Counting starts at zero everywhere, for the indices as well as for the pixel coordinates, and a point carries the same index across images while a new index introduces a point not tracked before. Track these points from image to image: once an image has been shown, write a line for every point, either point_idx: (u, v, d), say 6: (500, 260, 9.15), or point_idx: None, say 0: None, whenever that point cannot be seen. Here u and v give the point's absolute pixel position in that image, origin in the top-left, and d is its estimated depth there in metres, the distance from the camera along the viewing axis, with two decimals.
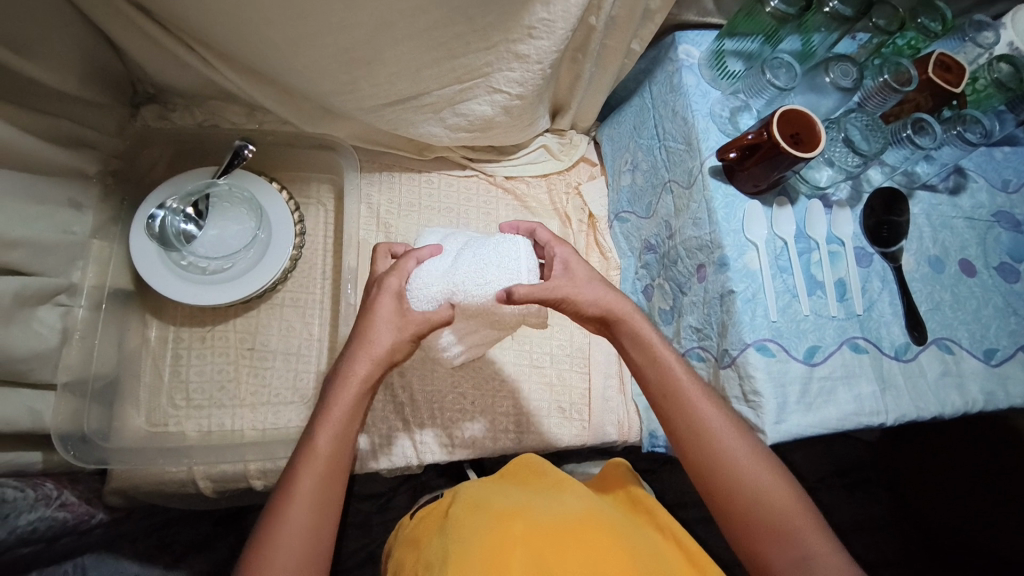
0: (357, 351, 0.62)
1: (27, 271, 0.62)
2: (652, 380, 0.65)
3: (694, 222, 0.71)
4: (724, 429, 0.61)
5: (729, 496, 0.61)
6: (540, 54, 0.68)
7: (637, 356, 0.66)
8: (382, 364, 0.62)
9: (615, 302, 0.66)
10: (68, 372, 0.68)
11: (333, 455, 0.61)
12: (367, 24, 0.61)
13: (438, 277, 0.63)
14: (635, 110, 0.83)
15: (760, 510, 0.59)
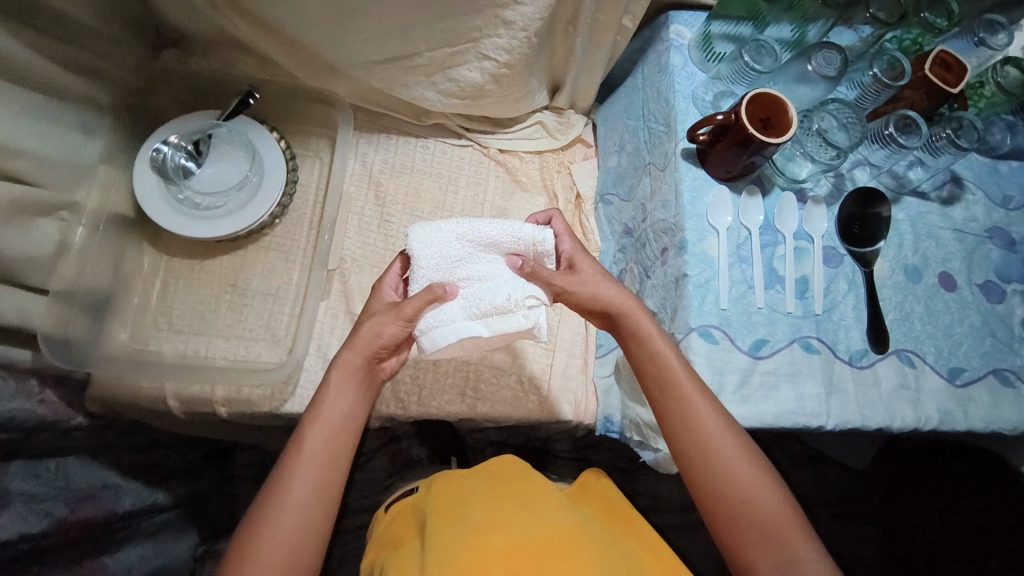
0: (353, 344, 0.67)
1: (30, 182, 0.68)
2: (652, 376, 0.61)
3: (665, 205, 0.70)
4: (719, 431, 0.58)
5: (720, 503, 0.59)
6: (525, 21, 0.69)
7: (637, 353, 0.62)
8: (368, 349, 0.67)
9: (619, 295, 0.65)
10: (61, 282, 0.74)
11: (330, 433, 0.64)
12: None
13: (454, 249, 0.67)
14: (628, 91, 0.83)
15: (747, 513, 0.57)
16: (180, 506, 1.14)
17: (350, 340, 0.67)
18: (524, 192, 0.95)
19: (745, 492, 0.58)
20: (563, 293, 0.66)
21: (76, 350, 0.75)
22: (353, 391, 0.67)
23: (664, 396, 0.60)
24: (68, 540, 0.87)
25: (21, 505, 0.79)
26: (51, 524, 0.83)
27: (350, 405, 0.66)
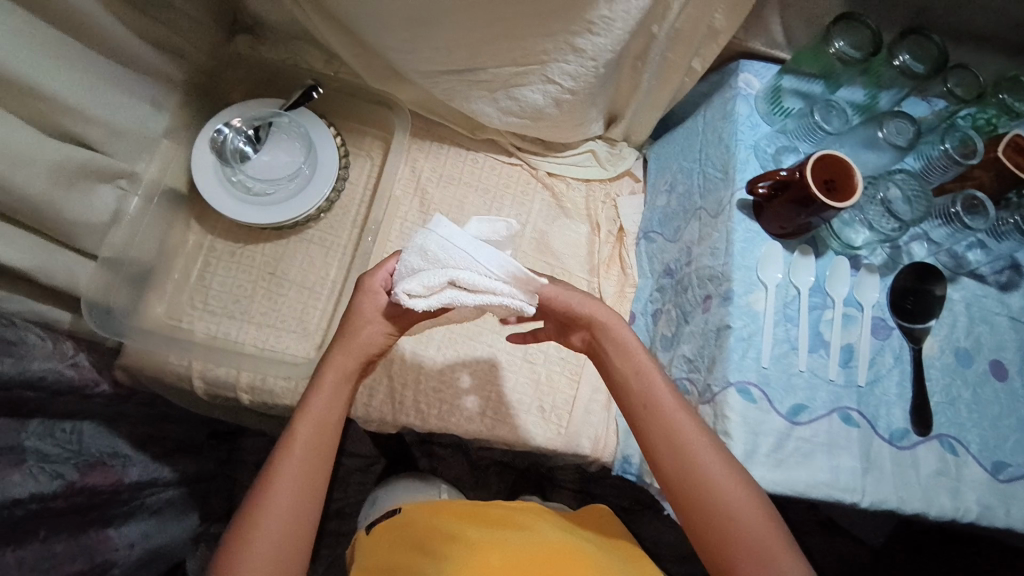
0: (347, 348, 0.65)
1: (96, 148, 0.70)
2: (635, 390, 0.59)
3: (713, 252, 0.69)
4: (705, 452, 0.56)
5: (713, 537, 0.55)
6: (597, 51, 0.69)
7: (622, 366, 0.60)
8: (357, 355, 0.65)
9: (601, 307, 0.61)
10: (111, 249, 0.76)
11: (316, 439, 0.62)
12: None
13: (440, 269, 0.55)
14: (686, 133, 0.82)
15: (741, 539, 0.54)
16: (183, 482, 1.15)
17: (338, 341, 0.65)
18: (568, 218, 0.95)
19: (740, 521, 0.54)
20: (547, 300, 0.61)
21: (115, 318, 0.77)
22: (340, 392, 0.65)
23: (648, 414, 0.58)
24: (75, 505, 0.86)
25: (34, 462, 0.79)
26: (62, 486, 0.82)
27: (336, 409, 0.64)
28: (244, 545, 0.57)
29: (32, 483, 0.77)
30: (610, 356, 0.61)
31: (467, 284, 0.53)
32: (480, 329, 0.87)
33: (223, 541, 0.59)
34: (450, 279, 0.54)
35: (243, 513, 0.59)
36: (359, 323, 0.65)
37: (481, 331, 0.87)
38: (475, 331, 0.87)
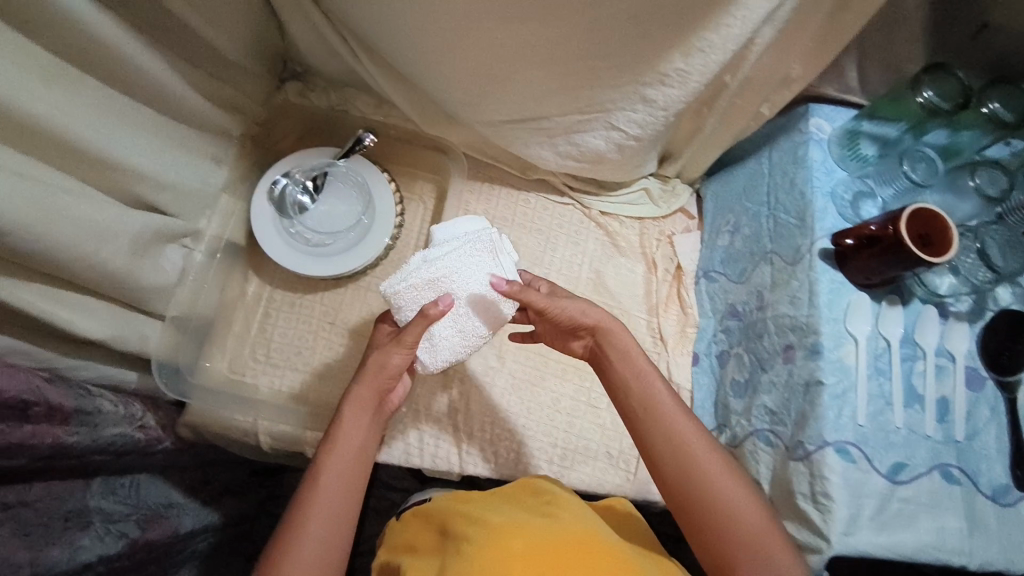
0: (365, 378, 0.70)
1: (165, 210, 0.70)
2: (635, 392, 0.66)
3: (793, 300, 0.68)
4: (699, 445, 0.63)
5: (707, 527, 0.60)
6: (668, 101, 0.68)
7: (622, 371, 0.68)
8: (380, 379, 0.69)
9: (603, 315, 0.70)
10: (177, 307, 0.75)
11: (349, 463, 0.67)
12: (512, 45, 0.64)
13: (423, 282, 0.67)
14: (749, 173, 0.81)
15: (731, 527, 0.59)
16: (230, 526, 1.13)
17: (359, 380, 0.70)
18: (623, 258, 0.94)
19: (728, 511, 0.60)
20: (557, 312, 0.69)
21: (178, 377, 0.76)
22: (369, 428, 0.70)
23: (647, 413, 0.65)
24: (136, 563, 0.85)
25: (100, 523, 0.78)
26: (126, 545, 0.80)
27: (359, 441, 0.68)
28: (285, 552, 0.62)
29: (100, 546, 0.75)
30: (611, 361, 0.69)
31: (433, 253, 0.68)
32: (542, 375, 0.87)
33: (268, 549, 0.64)
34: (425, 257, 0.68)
35: (286, 524, 0.64)
36: (381, 359, 0.69)
37: (544, 377, 0.87)
38: (538, 376, 0.87)
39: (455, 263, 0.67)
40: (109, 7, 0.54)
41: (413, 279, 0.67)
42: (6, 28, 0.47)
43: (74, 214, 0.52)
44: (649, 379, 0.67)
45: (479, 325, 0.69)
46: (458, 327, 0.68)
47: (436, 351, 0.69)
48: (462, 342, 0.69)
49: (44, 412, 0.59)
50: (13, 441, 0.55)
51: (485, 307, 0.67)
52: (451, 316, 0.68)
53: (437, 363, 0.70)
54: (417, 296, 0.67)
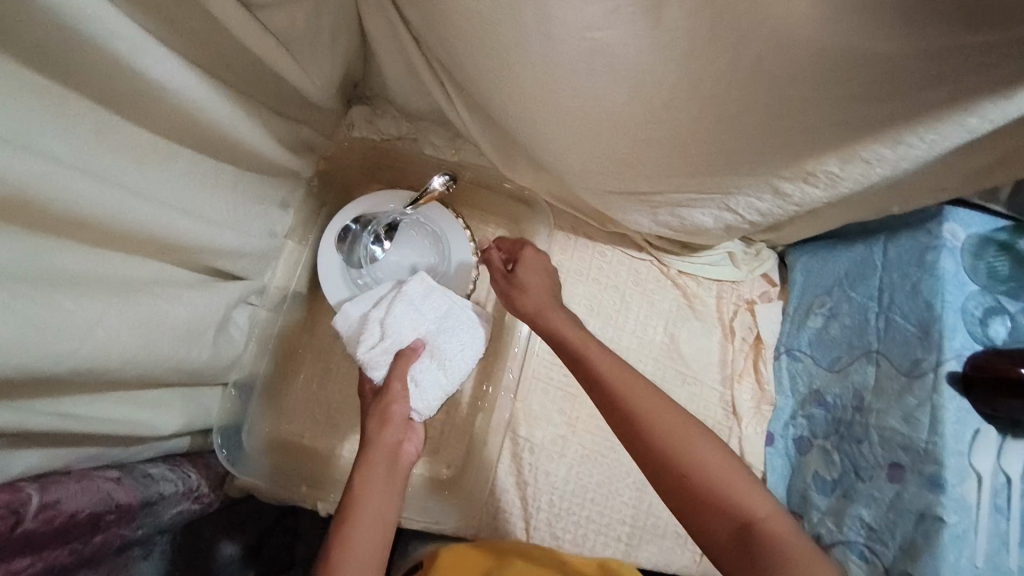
0: (377, 432, 0.58)
1: (236, 275, 0.62)
2: (602, 391, 0.58)
3: (907, 418, 0.66)
4: (671, 423, 0.55)
5: (703, 525, 0.53)
6: (803, 198, 0.63)
7: (583, 367, 0.59)
8: (387, 413, 0.59)
9: (562, 320, 0.63)
10: (240, 371, 0.69)
11: (374, 532, 0.53)
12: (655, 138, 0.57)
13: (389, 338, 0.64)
14: (853, 258, 0.77)
15: (723, 517, 0.52)
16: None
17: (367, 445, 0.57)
18: (699, 322, 0.90)
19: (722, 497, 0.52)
20: (536, 316, 0.64)
21: (236, 441, 0.72)
22: (391, 493, 0.56)
23: (617, 413, 0.57)
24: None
25: None
26: None
27: (388, 511, 0.55)
28: None
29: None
30: (573, 360, 0.61)
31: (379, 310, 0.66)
32: (612, 447, 0.84)
33: None
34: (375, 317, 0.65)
35: None
36: (381, 412, 0.60)
37: (614, 448, 0.84)
38: (609, 448, 0.84)
39: (412, 301, 0.66)
40: (212, 77, 0.45)
41: (378, 342, 0.63)
42: (107, 116, 0.39)
43: (169, 323, 0.46)
44: (614, 372, 0.58)
45: (462, 353, 0.65)
46: (440, 363, 0.64)
47: (425, 394, 0.62)
48: (447, 375, 0.64)
49: (115, 517, 0.53)
50: (84, 557, 0.49)
51: (457, 330, 0.66)
52: (428, 354, 0.64)
53: (429, 405, 0.63)
54: (390, 347, 0.63)
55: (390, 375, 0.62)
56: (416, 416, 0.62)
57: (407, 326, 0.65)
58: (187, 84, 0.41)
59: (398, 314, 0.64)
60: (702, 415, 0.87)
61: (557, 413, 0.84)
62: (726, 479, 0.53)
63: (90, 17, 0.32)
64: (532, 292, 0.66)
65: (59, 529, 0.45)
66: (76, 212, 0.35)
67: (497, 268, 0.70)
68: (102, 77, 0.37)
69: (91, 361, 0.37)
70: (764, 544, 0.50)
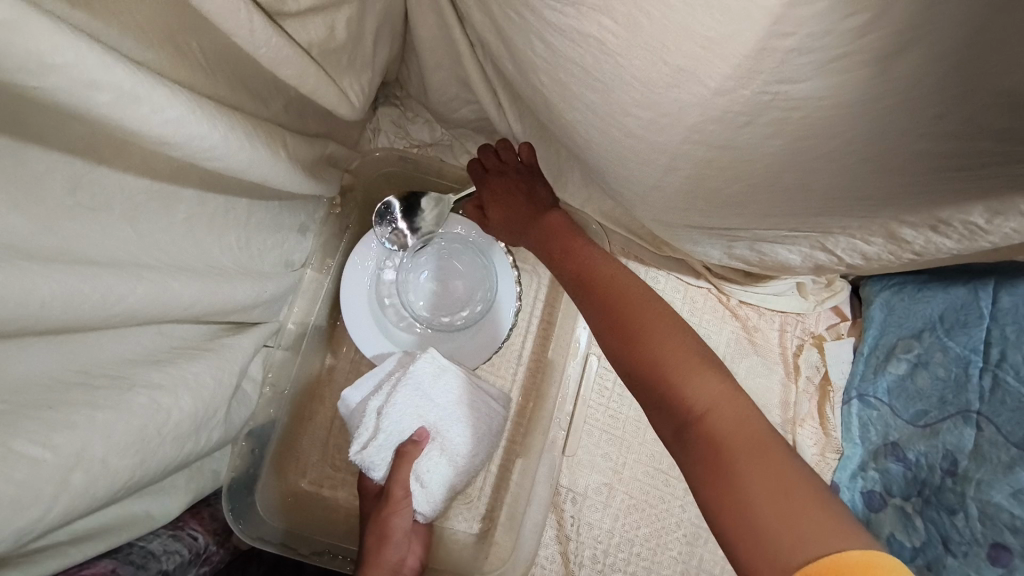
0: (377, 548, 0.59)
1: (251, 321, 0.53)
2: (597, 294, 0.54)
3: (1017, 495, 0.58)
4: (665, 331, 0.49)
5: (678, 436, 0.44)
6: (926, 246, 0.53)
7: (582, 275, 0.56)
8: (383, 528, 0.59)
9: (575, 238, 0.60)
10: (252, 422, 0.60)
11: None
12: (760, 192, 0.47)
13: (389, 436, 0.60)
14: (955, 302, 0.68)
15: (702, 416, 0.43)
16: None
17: (367, 564, 0.58)
18: (759, 358, 0.80)
19: (698, 404, 0.44)
20: (552, 229, 0.61)
21: (246, 495, 0.61)
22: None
23: (603, 313, 0.53)
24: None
25: None
26: None
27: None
28: None
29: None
30: (578, 272, 0.57)
31: (378, 401, 0.61)
32: (662, 497, 0.75)
33: None
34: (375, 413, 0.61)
35: None
36: (380, 526, 0.60)
37: (663, 499, 0.75)
38: (659, 499, 0.75)
39: (416, 386, 0.61)
40: (226, 108, 0.35)
41: (380, 444, 0.60)
42: (79, 168, 0.29)
43: (175, 421, 0.36)
44: (606, 278, 0.55)
45: (469, 439, 0.64)
46: (448, 458, 0.62)
47: (429, 494, 0.62)
48: (454, 470, 0.63)
49: None
50: None
51: (467, 416, 0.63)
52: (433, 448, 0.62)
53: (434, 505, 0.63)
54: (390, 443, 0.61)
55: (392, 477, 0.61)
56: (421, 516, 0.63)
57: (410, 419, 0.61)
58: (200, 134, 0.30)
59: (401, 410, 0.61)
60: None
61: (603, 460, 0.75)
62: (680, 365, 0.46)
63: (57, 64, 0.22)
64: (513, 199, 0.64)
65: None
66: (16, 317, 0.26)
67: (495, 169, 0.65)
68: (59, 119, 0.27)
69: (61, 509, 0.28)
70: (702, 429, 0.42)
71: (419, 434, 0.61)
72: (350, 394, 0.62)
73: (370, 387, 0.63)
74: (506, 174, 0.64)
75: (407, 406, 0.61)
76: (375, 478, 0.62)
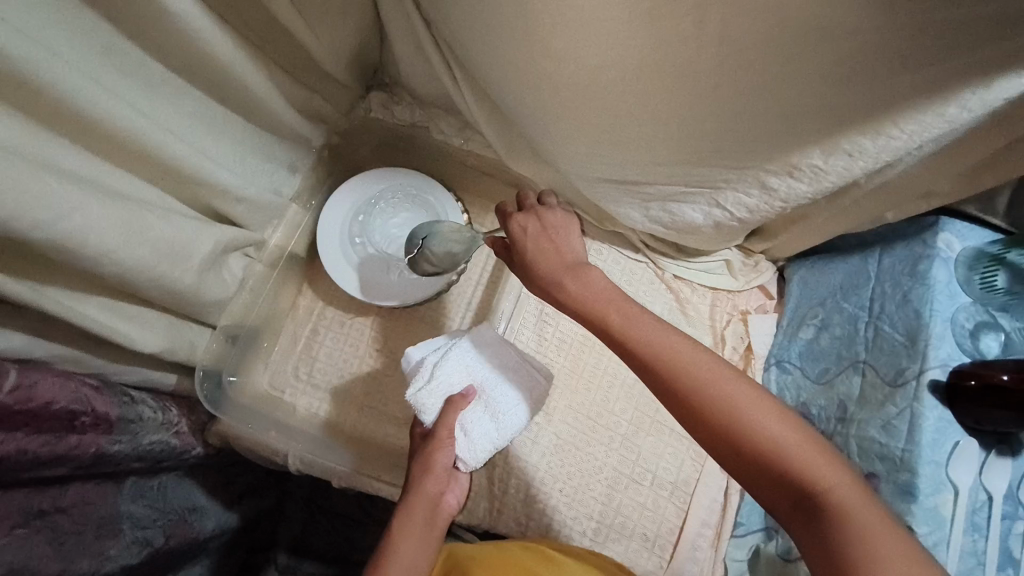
0: (420, 477, 0.65)
1: (237, 223, 0.67)
2: (678, 369, 0.51)
3: (885, 426, 0.63)
4: (768, 416, 0.49)
5: (805, 527, 0.47)
6: (789, 193, 0.63)
7: (654, 352, 0.52)
8: (428, 461, 0.65)
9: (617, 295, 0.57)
10: (230, 317, 0.72)
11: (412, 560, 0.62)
12: (637, 119, 0.59)
13: (441, 387, 0.65)
14: (850, 269, 0.75)
15: (832, 517, 0.46)
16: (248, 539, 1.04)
17: (411, 488, 0.65)
18: (689, 327, 0.89)
19: (823, 501, 0.46)
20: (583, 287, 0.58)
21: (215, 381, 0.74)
22: (424, 540, 0.64)
23: (689, 396, 0.50)
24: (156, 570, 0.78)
25: (130, 531, 0.71)
26: (148, 554, 0.74)
27: (415, 555, 0.62)
28: None
29: (126, 555, 0.69)
30: (644, 346, 0.53)
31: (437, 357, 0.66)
32: (586, 441, 0.83)
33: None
34: (433, 365, 0.66)
35: None
36: (426, 460, 0.66)
37: (587, 443, 0.83)
38: (583, 441, 0.83)
39: (473, 345, 0.66)
40: (220, 21, 0.50)
41: (430, 390, 0.64)
42: (116, 39, 0.44)
43: (153, 238, 0.49)
44: (687, 354, 0.52)
45: (516, 403, 0.65)
46: (491, 414, 0.64)
47: (473, 445, 0.64)
48: (498, 428, 0.65)
49: (91, 422, 0.57)
50: (59, 453, 0.53)
51: (519, 377, 0.67)
52: (479, 404, 0.65)
53: (477, 457, 0.65)
54: (440, 391, 0.65)
55: (441, 420, 0.64)
56: (463, 464, 0.65)
57: (463, 372, 0.65)
58: (196, 21, 0.45)
59: (455, 362, 0.65)
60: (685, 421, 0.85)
61: None
62: (801, 456, 0.48)
63: None
64: (545, 240, 0.62)
65: (32, 413, 0.49)
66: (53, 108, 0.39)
67: (530, 208, 0.66)
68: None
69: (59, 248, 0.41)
70: (834, 519, 0.46)
71: (469, 389, 0.65)
72: (413, 349, 0.68)
73: (433, 348, 0.69)
74: (543, 217, 0.64)
75: (462, 361, 0.66)
76: (426, 422, 0.66)
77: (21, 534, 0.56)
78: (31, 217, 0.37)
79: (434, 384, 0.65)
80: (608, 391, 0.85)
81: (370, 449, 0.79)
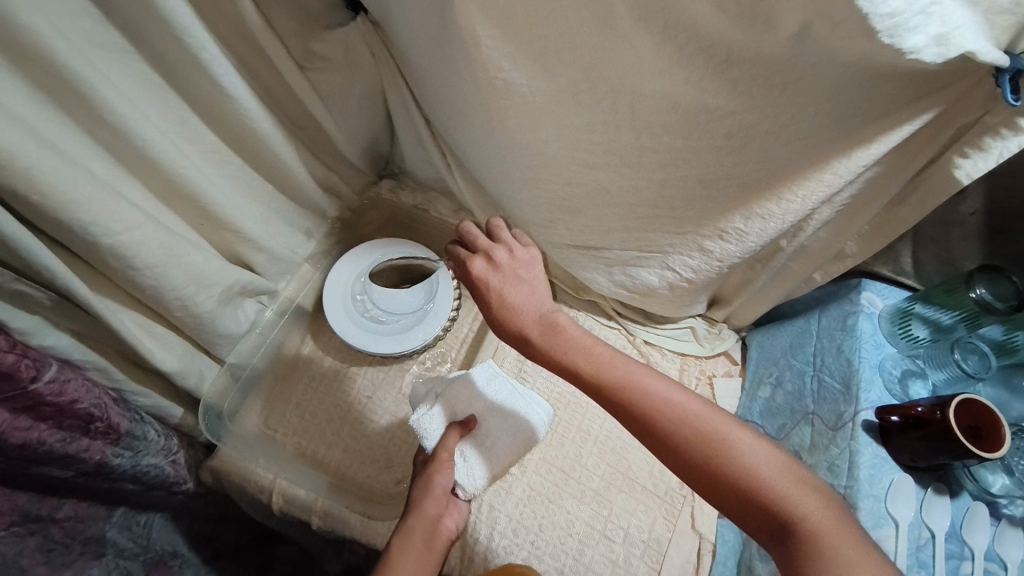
0: (422, 498, 0.69)
1: (257, 270, 0.79)
2: (648, 407, 0.54)
3: (830, 467, 0.67)
4: (745, 446, 0.51)
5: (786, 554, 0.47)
6: (723, 253, 0.72)
7: (631, 388, 0.55)
8: (430, 483, 0.70)
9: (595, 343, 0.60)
10: (238, 355, 0.82)
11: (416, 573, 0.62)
12: (589, 187, 0.72)
13: (442, 416, 0.75)
14: (796, 331, 0.83)
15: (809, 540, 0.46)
16: None
17: (412, 507, 0.68)
18: None
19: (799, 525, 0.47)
20: (548, 338, 0.61)
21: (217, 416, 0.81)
22: (424, 560, 0.64)
23: (661, 428, 0.53)
24: None
25: (112, 558, 0.74)
26: None
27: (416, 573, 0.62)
28: None
29: None
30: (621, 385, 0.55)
31: (441, 389, 0.77)
32: (559, 493, 0.85)
33: None
34: (436, 395, 0.77)
35: None
36: (426, 482, 0.71)
37: (560, 497, 0.85)
38: (554, 494, 0.85)
39: (477, 381, 0.78)
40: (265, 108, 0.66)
41: (434, 416, 0.75)
42: (188, 115, 0.60)
43: (188, 261, 0.61)
44: (662, 391, 0.54)
45: (516, 429, 0.75)
46: (487, 443, 0.74)
47: (471, 470, 0.72)
48: (494, 455, 0.74)
49: (103, 429, 0.64)
50: (70, 451, 0.60)
51: (521, 406, 0.77)
52: (477, 433, 0.75)
53: (474, 483, 0.72)
54: (443, 419, 0.75)
55: (440, 444, 0.73)
56: (462, 492, 0.72)
57: (465, 402, 0.76)
58: (250, 104, 0.61)
59: (457, 395, 0.77)
60: (656, 478, 0.88)
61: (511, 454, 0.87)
62: (776, 482, 0.49)
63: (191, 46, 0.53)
64: (511, 286, 0.67)
65: (58, 409, 0.57)
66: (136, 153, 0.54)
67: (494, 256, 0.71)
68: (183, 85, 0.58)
69: (121, 254, 0.53)
70: (812, 545, 0.46)
71: (469, 416, 0.75)
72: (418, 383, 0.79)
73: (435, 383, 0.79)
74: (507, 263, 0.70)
75: (464, 393, 0.77)
76: (426, 448, 0.74)
77: (19, 533, 0.61)
78: (103, 223, 0.50)
79: (436, 411, 0.75)
80: (581, 445, 0.89)
81: (350, 489, 0.82)
